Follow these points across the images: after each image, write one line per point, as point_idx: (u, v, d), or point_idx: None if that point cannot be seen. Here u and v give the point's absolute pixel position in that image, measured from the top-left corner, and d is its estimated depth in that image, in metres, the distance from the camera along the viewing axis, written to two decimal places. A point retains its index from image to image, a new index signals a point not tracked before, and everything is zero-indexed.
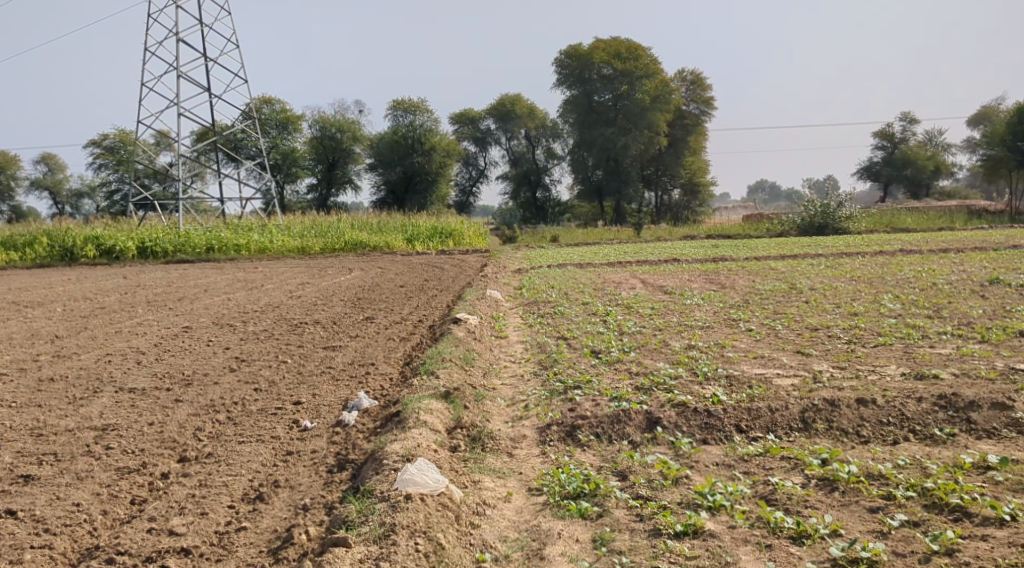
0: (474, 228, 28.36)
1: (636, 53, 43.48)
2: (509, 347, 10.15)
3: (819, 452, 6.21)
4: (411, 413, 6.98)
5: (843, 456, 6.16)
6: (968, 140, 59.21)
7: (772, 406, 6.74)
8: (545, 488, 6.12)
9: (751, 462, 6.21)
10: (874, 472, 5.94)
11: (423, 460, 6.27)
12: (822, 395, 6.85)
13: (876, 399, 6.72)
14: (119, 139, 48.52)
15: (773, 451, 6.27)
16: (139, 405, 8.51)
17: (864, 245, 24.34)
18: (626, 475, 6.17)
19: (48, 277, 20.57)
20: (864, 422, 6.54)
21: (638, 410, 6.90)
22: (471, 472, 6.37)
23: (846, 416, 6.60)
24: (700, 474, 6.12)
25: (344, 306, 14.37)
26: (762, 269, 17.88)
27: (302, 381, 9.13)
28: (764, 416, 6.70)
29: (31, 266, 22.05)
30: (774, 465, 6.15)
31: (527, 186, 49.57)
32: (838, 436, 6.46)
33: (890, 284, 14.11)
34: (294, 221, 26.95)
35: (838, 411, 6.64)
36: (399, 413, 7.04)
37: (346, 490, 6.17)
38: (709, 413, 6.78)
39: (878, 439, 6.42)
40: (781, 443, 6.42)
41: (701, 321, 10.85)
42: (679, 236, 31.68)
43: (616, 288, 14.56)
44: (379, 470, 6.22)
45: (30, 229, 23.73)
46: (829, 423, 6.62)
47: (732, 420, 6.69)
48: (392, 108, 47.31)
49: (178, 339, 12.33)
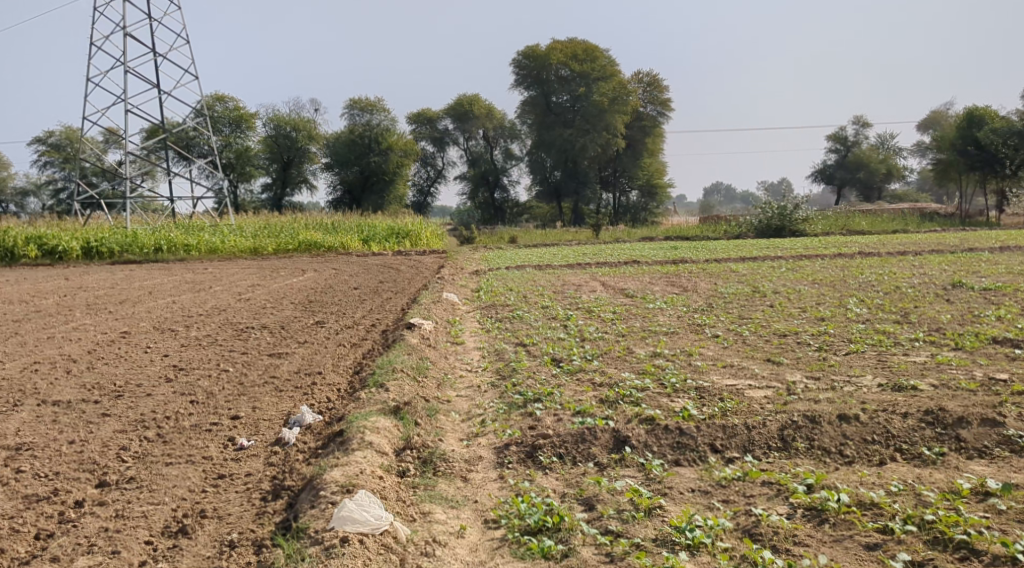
0: (431, 229, 27.79)
1: (593, 55, 43.67)
2: (465, 354, 9.62)
3: (803, 476, 5.77)
4: (354, 432, 6.43)
5: (828, 482, 5.72)
6: (918, 143, 60.00)
7: (748, 423, 6.29)
8: (503, 522, 5.62)
9: (730, 489, 5.75)
10: (864, 501, 5.51)
11: (367, 490, 5.74)
12: (800, 409, 6.43)
13: (859, 415, 6.30)
14: (65, 136, 47.09)
15: (752, 475, 5.82)
16: (62, 421, 7.84)
17: (822, 248, 24.07)
18: (592, 505, 5.68)
19: None
20: (847, 441, 6.12)
21: (605, 428, 6.42)
22: (421, 502, 5.83)
23: (827, 434, 6.18)
24: (676, 503, 5.65)
25: (294, 310, 13.71)
26: (723, 272, 17.52)
27: (243, 393, 8.50)
28: (740, 435, 6.25)
29: None
30: (753, 492, 5.70)
31: (486, 187, 48.90)
32: (820, 457, 6.03)
33: (852, 287, 13.82)
34: (246, 221, 26.11)
35: (819, 429, 6.22)
36: (343, 433, 6.49)
37: (279, 526, 5.61)
38: (680, 431, 6.32)
39: (862, 459, 6.01)
40: (758, 465, 5.97)
41: (665, 326, 10.41)
42: (637, 237, 31.37)
43: (577, 291, 14.08)
44: (318, 504, 5.66)
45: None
46: (810, 441, 6.19)
47: (706, 439, 6.24)
48: (348, 107, 46.52)
49: (113, 346, 11.61)
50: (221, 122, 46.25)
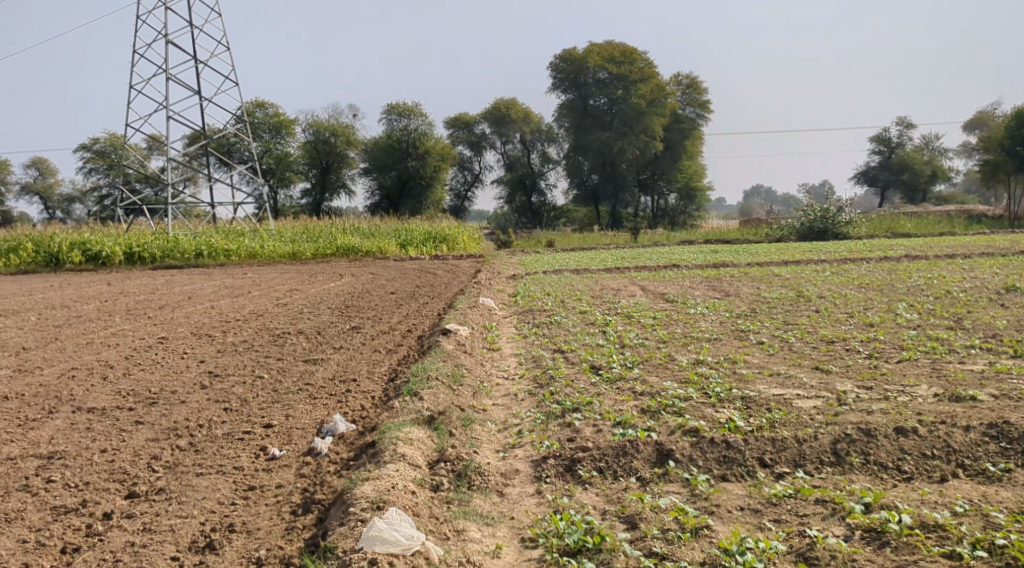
0: (469, 233, 27.63)
1: (631, 57, 43.03)
2: (502, 361, 9.42)
3: (860, 494, 5.49)
4: (386, 444, 6.25)
5: (886, 501, 5.44)
6: (965, 144, 58.92)
7: (799, 436, 6.01)
8: (540, 541, 5.41)
9: (781, 507, 5.49)
10: (928, 522, 5.23)
11: (397, 507, 5.55)
12: (853, 422, 6.14)
13: (917, 427, 6.00)
14: (109, 143, 47.67)
15: (805, 493, 5.54)
16: (95, 429, 7.76)
17: (868, 250, 23.54)
18: (635, 523, 5.45)
19: (30, 284, 19.81)
20: (905, 456, 5.83)
21: (648, 440, 6.18)
22: (455, 519, 5.63)
23: (883, 449, 5.89)
24: (724, 523, 5.40)
25: (331, 315, 13.60)
26: (766, 275, 17.19)
27: (277, 400, 8.37)
28: (790, 449, 5.98)
29: (14, 273, 21.19)
30: (807, 510, 5.43)
31: (523, 191, 48.73)
32: (875, 472, 5.75)
33: (900, 292, 13.42)
34: (286, 226, 26.17)
35: (875, 443, 5.93)
36: (375, 443, 6.32)
37: (308, 543, 5.48)
38: (727, 444, 6.05)
39: (921, 475, 5.72)
40: (809, 481, 5.70)
41: (708, 333, 10.13)
42: (676, 240, 31.00)
43: (616, 295, 13.84)
44: (347, 521, 5.50)
45: (12, 233, 22.87)
46: (865, 456, 5.90)
47: (754, 453, 5.97)
48: (387, 112, 46.61)
49: (150, 352, 11.56)
50: (261, 128, 46.46)
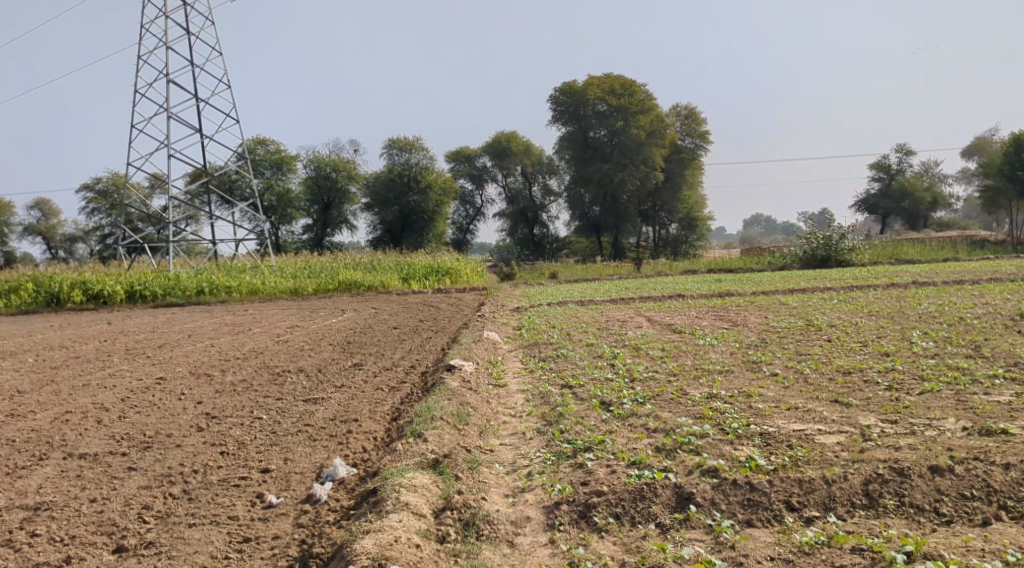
0: (472, 265, 27.30)
1: (630, 89, 43.01)
2: (508, 398, 9.10)
3: (901, 543, 5.21)
4: (389, 492, 5.99)
5: (929, 550, 5.15)
6: (964, 170, 58.82)
7: (827, 477, 5.72)
8: None
9: (815, 557, 5.21)
10: None
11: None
12: (885, 460, 5.84)
13: (953, 466, 5.70)
14: (111, 182, 47.52)
15: (839, 541, 5.26)
16: (86, 477, 7.46)
17: (873, 277, 23.25)
18: None
19: (31, 325, 19.56)
20: (942, 497, 5.54)
21: (667, 483, 5.88)
22: None
23: (918, 489, 5.59)
24: None
25: (333, 352, 13.28)
26: (773, 304, 16.90)
27: (274, 443, 8.06)
28: (819, 490, 5.67)
29: (15, 314, 20.95)
30: (842, 562, 5.15)
31: (525, 223, 48.55)
32: (911, 516, 5.47)
33: (912, 319, 13.11)
34: (286, 262, 25.93)
35: (909, 483, 5.63)
36: (376, 491, 6.07)
37: None
38: (750, 486, 5.76)
39: (959, 518, 5.44)
40: (842, 527, 5.41)
41: (718, 364, 9.83)
42: (680, 270, 30.72)
43: (622, 327, 13.53)
44: None
45: (13, 274, 22.70)
46: (899, 497, 5.61)
47: (781, 495, 5.67)
48: (387, 147, 46.72)
49: (147, 393, 11.25)
50: (262, 165, 46.13)
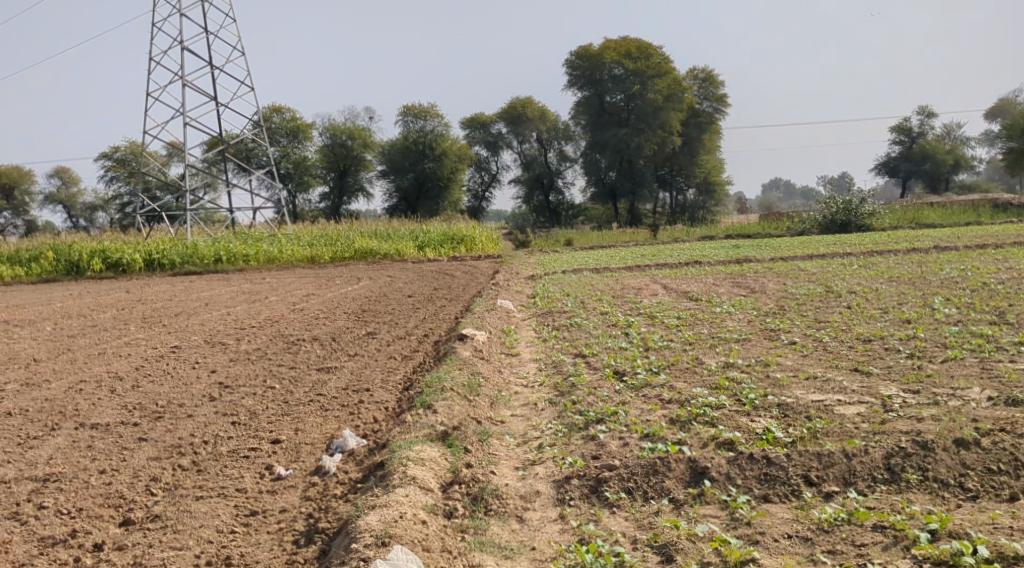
0: (487, 233, 27.10)
1: (647, 52, 42.38)
2: (521, 367, 8.99)
3: (924, 520, 5.05)
4: (396, 465, 5.92)
5: (954, 527, 4.99)
6: (988, 132, 57.89)
7: (848, 451, 5.57)
8: None
9: (835, 534, 5.07)
10: (1006, 555, 4.77)
11: (405, 543, 5.22)
12: (908, 434, 5.69)
13: (978, 440, 5.56)
14: (129, 151, 47.51)
15: (860, 518, 5.11)
16: (97, 447, 7.38)
17: (893, 242, 22.87)
18: (671, 556, 5.06)
19: (50, 293, 19.61)
20: (967, 472, 5.39)
21: (681, 457, 5.76)
22: (470, 552, 5.27)
23: (942, 463, 5.44)
24: (771, 555, 4.98)
25: (347, 320, 13.18)
26: (791, 270, 16.65)
27: (285, 413, 7.95)
28: (838, 464, 5.54)
29: (35, 282, 21.00)
30: (864, 540, 5.01)
31: (540, 190, 48.11)
32: (935, 491, 5.31)
33: (934, 285, 12.84)
34: (303, 230, 25.85)
35: (933, 457, 5.48)
36: (384, 465, 6.00)
37: None
38: (767, 460, 5.63)
39: (985, 492, 5.28)
40: (862, 503, 5.27)
41: (735, 333, 9.65)
42: (697, 237, 30.40)
43: (637, 295, 13.37)
44: (349, 560, 5.13)
45: (34, 243, 22.78)
46: (922, 472, 5.46)
47: (799, 470, 5.54)
48: (402, 114, 46.50)
49: (162, 362, 11.20)
50: (278, 133, 46.12)
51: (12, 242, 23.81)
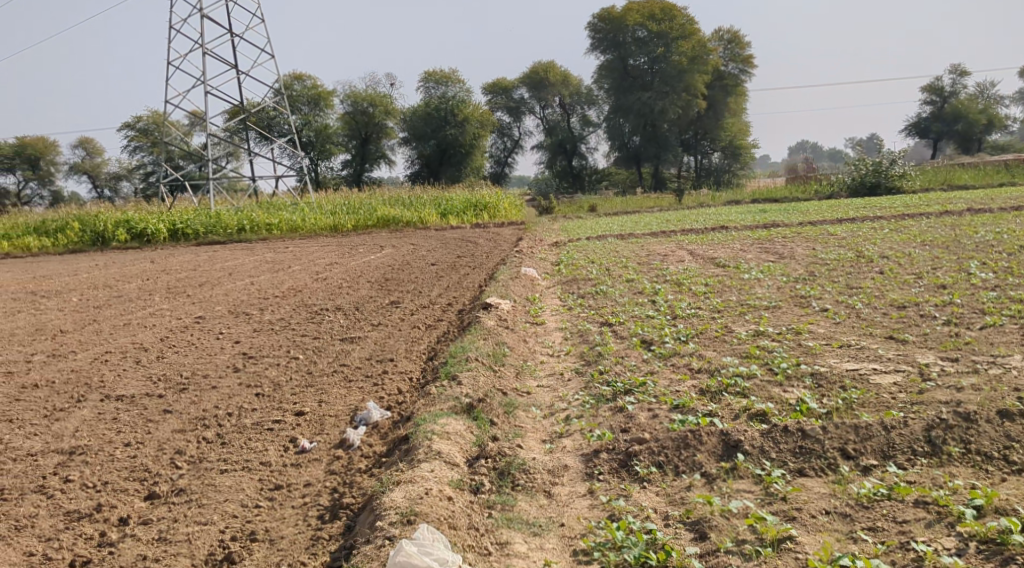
0: (510, 200, 26.89)
1: (671, 14, 41.49)
2: (546, 336, 8.88)
3: (969, 496, 4.95)
4: (420, 439, 5.86)
5: (1000, 504, 4.89)
6: (1021, 91, 56.69)
7: (886, 423, 5.47)
8: (596, 555, 4.97)
9: (875, 510, 4.98)
10: None
11: (430, 521, 5.16)
12: (949, 405, 5.58)
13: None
14: (152, 121, 47.53)
15: (901, 493, 5.02)
16: (122, 420, 7.35)
17: (925, 205, 22.46)
18: (705, 533, 4.99)
19: (77, 263, 19.68)
20: (1012, 444, 5.27)
21: (713, 430, 5.68)
22: (498, 528, 5.21)
23: (986, 436, 5.33)
24: (809, 533, 4.90)
25: (370, 289, 13.10)
26: (821, 235, 16.38)
27: (309, 384, 7.90)
28: (877, 437, 5.44)
29: (61, 253, 21.08)
30: (906, 516, 4.92)
31: (564, 155, 47.97)
32: (979, 465, 5.20)
33: (968, 248, 12.55)
34: (325, 198, 25.78)
35: (976, 429, 5.37)
36: (408, 439, 5.94)
37: (334, 556, 5.20)
38: (802, 433, 5.54)
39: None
40: (903, 477, 5.17)
41: (765, 300, 9.47)
42: (723, 201, 30.03)
43: (664, 261, 13.19)
44: (374, 539, 5.09)
45: (60, 214, 22.88)
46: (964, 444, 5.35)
47: (835, 443, 5.44)
48: (424, 81, 46.48)
49: (186, 332, 11.18)
50: (300, 100, 46.10)
51: (38, 213, 23.89)
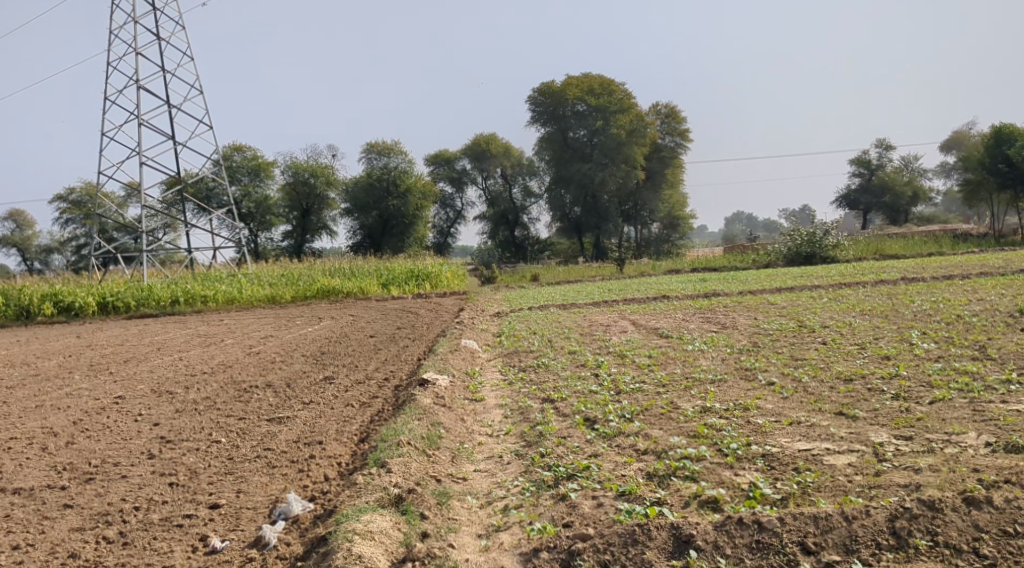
0: (452, 269, 26.53)
1: (610, 88, 42.60)
2: (485, 414, 8.42)
3: None
4: (340, 541, 5.73)
5: None
6: (943, 164, 58.68)
7: (848, 514, 5.29)
8: None
9: None
10: None
11: None
12: (913, 493, 5.41)
13: (993, 498, 5.27)
14: (85, 192, 46.44)
15: None
16: (14, 517, 6.70)
17: (859, 274, 22.64)
18: None
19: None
20: (982, 536, 5.13)
21: (662, 524, 5.47)
22: None
23: (953, 526, 5.18)
24: None
25: (304, 364, 12.53)
26: (761, 304, 16.30)
27: (228, 468, 7.29)
28: (838, 529, 5.27)
29: None
30: None
31: (505, 225, 48.22)
32: (949, 560, 5.06)
33: (908, 318, 12.48)
34: (263, 269, 25.17)
35: (942, 519, 5.21)
36: (328, 540, 5.82)
37: None
38: (759, 526, 5.35)
39: (1001, 559, 5.04)
40: None
41: (710, 372, 9.17)
42: (663, 270, 30.11)
43: (606, 331, 12.90)
44: None
45: None
46: (930, 535, 5.19)
47: (793, 537, 5.27)
48: (365, 152, 46.14)
49: (102, 414, 10.47)
50: (240, 171, 45.40)
51: None
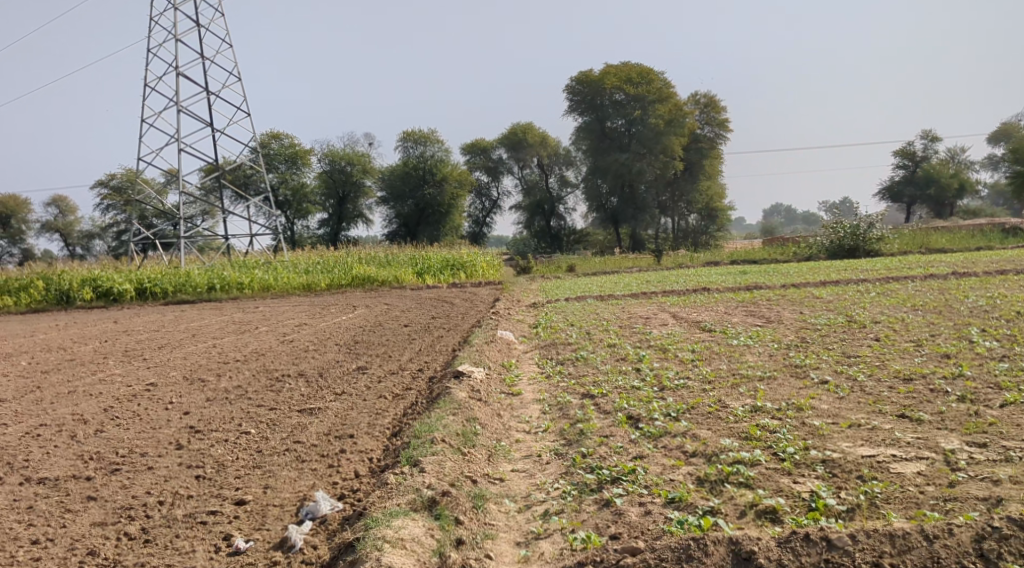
0: (488, 258, 26.16)
1: (648, 78, 41.76)
2: (522, 409, 8.08)
3: None
4: (368, 550, 5.46)
5: None
6: (991, 157, 57.28)
7: (928, 533, 5.04)
8: None
9: None
10: None
11: None
12: (1002, 510, 5.17)
13: None
14: (126, 178, 46.63)
15: None
16: (35, 510, 6.45)
17: (907, 268, 21.94)
18: None
19: (37, 323, 18.75)
20: None
21: (719, 538, 5.24)
22: None
23: None
24: None
25: (337, 353, 12.27)
26: (806, 298, 15.79)
27: (256, 461, 6.98)
28: (917, 549, 5.02)
29: (24, 312, 20.12)
30: None
31: (541, 215, 47.22)
32: None
33: (964, 314, 11.95)
34: (300, 257, 24.98)
35: None
36: (355, 548, 5.55)
37: None
38: (827, 543, 5.10)
39: None
40: None
41: (760, 369, 8.74)
42: (702, 262, 29.56)
43: (647, 324, 12.50)
44: None
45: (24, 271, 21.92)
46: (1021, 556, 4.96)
47: (865, 556, 5.02)
48: (402, 140, 45.94)
49: (133, 402, 10.26)
50: (278, 159, 45.19)
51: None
